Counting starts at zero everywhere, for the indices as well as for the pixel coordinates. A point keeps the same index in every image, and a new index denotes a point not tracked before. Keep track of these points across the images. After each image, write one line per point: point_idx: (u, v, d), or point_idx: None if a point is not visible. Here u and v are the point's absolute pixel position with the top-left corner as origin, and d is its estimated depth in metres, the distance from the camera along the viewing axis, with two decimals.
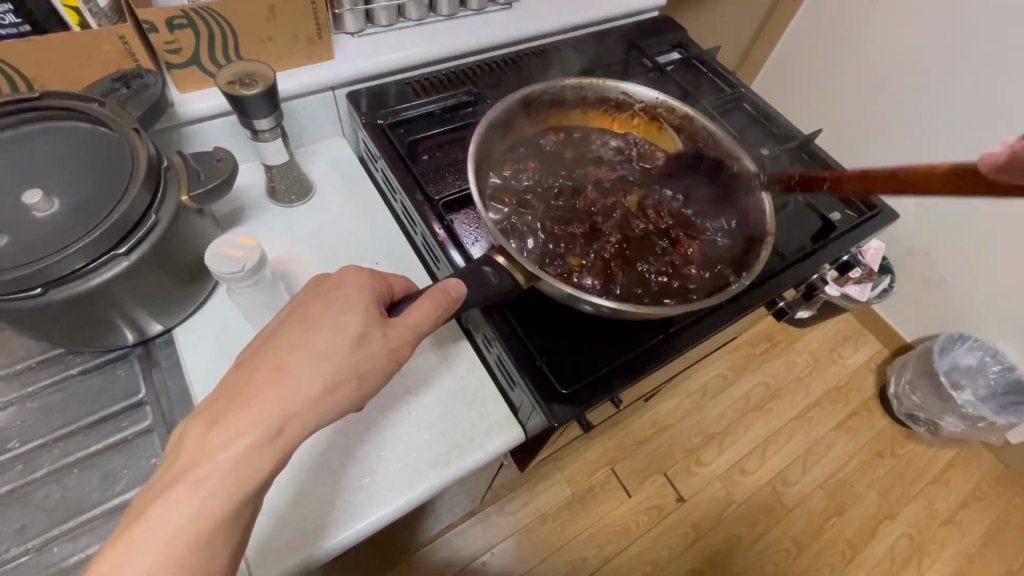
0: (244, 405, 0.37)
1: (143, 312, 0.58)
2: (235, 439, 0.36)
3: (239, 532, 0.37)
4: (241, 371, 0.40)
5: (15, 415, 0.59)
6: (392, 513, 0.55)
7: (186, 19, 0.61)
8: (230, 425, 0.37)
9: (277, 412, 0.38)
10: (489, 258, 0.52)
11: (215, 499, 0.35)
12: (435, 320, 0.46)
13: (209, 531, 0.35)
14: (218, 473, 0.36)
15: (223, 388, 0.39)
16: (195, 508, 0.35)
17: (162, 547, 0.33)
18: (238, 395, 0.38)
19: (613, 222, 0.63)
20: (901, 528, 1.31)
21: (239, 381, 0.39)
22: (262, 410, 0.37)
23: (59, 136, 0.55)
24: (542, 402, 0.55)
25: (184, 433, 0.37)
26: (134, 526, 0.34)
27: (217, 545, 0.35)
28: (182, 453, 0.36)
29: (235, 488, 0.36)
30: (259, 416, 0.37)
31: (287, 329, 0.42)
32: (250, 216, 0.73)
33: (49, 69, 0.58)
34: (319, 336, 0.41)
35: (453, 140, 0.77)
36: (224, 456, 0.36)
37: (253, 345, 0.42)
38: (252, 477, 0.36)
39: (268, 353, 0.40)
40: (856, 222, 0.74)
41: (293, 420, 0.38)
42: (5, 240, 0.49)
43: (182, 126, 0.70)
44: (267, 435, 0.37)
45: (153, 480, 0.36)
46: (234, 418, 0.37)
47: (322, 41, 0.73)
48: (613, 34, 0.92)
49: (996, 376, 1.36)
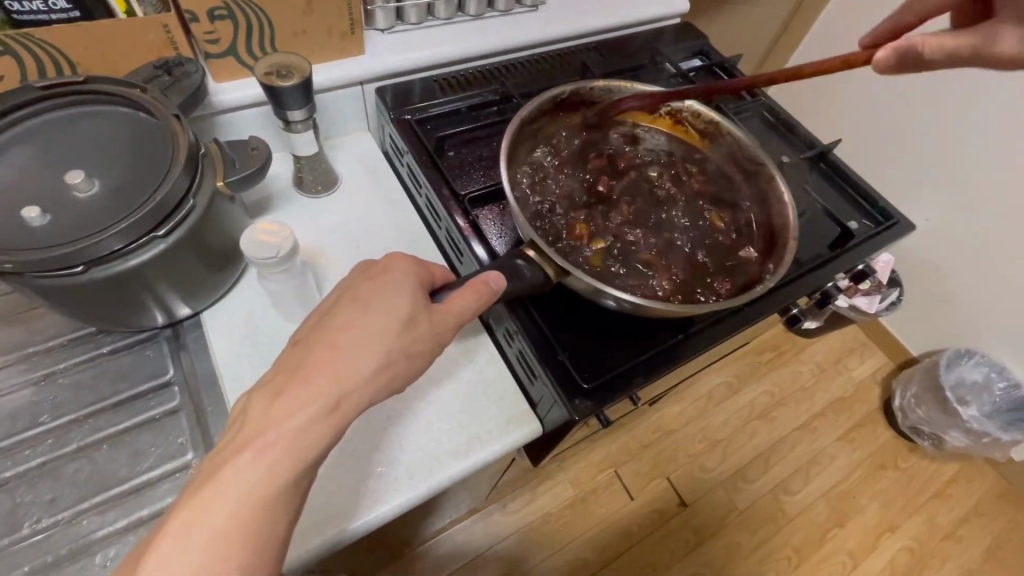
0: (306, 379, 0.39)
1: (174, 295, 0.60)
2: (297, 411, 0.38)
3: (296, 505, 0.38)
4: (298, 348, 0.42)
5: (46, 391, 0.61)
6: (414, 500, 0.56)
7: (227, 10, 0.63)
8: (292, 398, 0.38)
9: (323, 395, 0.39)
10: (521, 252, 0.54)
11: (281, 468, 0.37)
12: (475, 310, 0.47)
13: (270, 502, 0.36)
14: (282, 443, 0.37)
15: (283, 364, 0.41)
16: (262, 475, 0.36)
17: (231, 512, 0.35)
18: (287, 380, 0.39)
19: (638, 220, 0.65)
20: (902, 541, 1.32)
21: (287, 366, 0.41)
22: (323, 385, 0.39)
23: (102, 120, 0.57)
24: (563, 396, 0.56)
25: (248, 405, 0.39)
26: (206, 490, 0.35)
27: (281, 512, 0.37)
28: (246, 423, 0.38)
29: (294, 459, 0.37)
30: (319, 391, 0.39)
31: (337, 312, 0.43)
32: (277, 206, 0.74)
33: (95, 55, 0.60)
34: (362, 323, 0.42)
35: (479, 138, 0.78)
36: (286, 428, 0.37)
37: (301, 329, 0.44)
38: (308, 451, 0.38)
39: (320, 332, 0.42)
40: (873, 232, 0.75)
41: (348, 396, 0.40)
42: (48, 220, 0.50)
43: (216, 115, 0.72)
44: (327, 408, 0.39)
45: (217, 449, 0.38)
46: (296, 390, 0.39)
47: (354, 36, 0.74)
48: (636, 40, 0.93)
49: (1001, 394, 1.36)
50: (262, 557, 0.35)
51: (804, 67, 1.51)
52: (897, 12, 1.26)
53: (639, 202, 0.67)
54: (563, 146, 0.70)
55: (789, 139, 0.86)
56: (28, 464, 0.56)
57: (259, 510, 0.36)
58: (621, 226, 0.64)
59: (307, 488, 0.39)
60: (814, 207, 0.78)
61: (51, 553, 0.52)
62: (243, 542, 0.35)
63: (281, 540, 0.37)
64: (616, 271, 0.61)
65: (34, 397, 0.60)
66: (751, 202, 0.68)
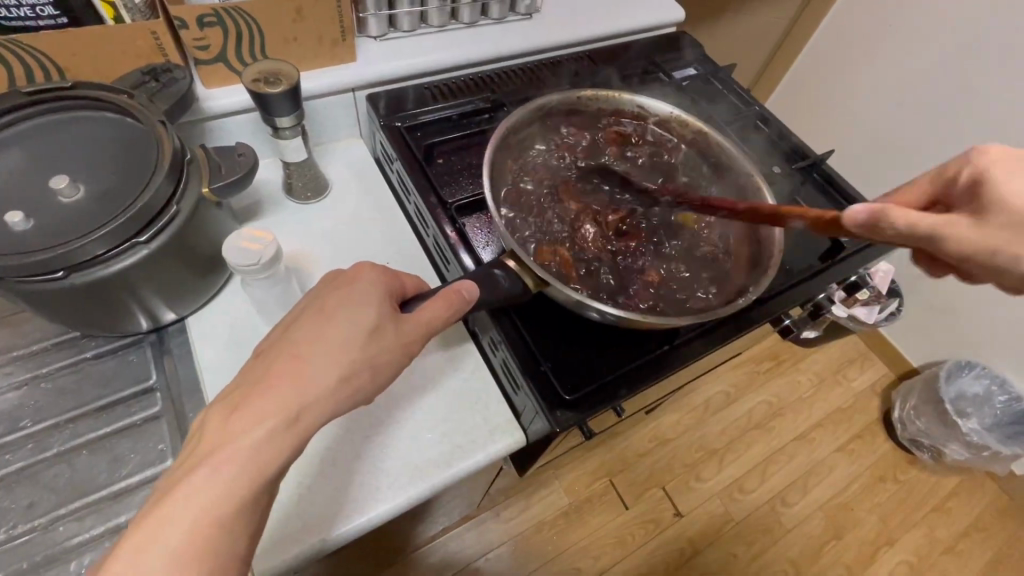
0: (267, 390, 0.39)
1: (159, 300, 0.60)
2: (258, 424, 0.38)
3: (255, 517, 0.38)
4: (262, 358, 0.42)
5: (28, 395, 0.61)
6: (393, 510, 0.55)
7: (216, 17, 0.63)
8: (251, 409, 0.38)
9: (287, 406, 0.39)
10: (500, 262, 0.54)
11: (239, 483, 0.36)
12: (447, 319, 0.47)
13: (228, 514, 0.36)
14: (241, 456, 0.37)
15: (244, 375, 0.41)
16: (221, 489, 0.36)
17: (186, 528, 0.35)
18: (250, 393, 0.39)
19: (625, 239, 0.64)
20: (901, 554, 1.30)
21: (257, 373, 0.41)
22: (283, 397, 0.39)
23: (88, 126, 0.57)
24: (545, 408, 0.56)
25: (208, 416, 0.39)
26: (161, 505, 0.35)
27: (239, 525, 0.37)
28: (206, 433, 0.38)
29: (252, 472, 0.37)
30: (279, 404, 0.38)
31: (303, 322, 0.43)
32: (266, 211, 0.74)
33: (83, 61, 0.60)
34: (336, 329, 0.42)
35: (469, 145, 0.78)
36: (245, 441, 0.37)
37: (271, 334, 0.44)
38: (270, 463, 0.38)
39: (283, 343, 0.42)
40: (866, 243, 0.75)
41: (311, 409, 0.39)
42: (32, 224, 0.51)
43: (206, 121, 0.72)
44: (287, 421, 0.38)
45: (176, 461, 0.38)
46: (256, 403, 0.38)
47: (345, 43, 0.74)
48: (631, 48, 0.93)
49: (1002, 407, 1.34)
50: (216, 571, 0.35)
51: (804, 76, 1.51)
52: (898, 23, 1.25)
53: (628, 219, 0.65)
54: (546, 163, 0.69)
55: (783, 148, 0.85)
56: (9, 468, 0.56)
57: (214, 524, 0.35)
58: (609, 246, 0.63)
59: (267, 501, 0.39)
60: None
61: (26, 560, 0.52)
62: (197, 556, 0.34)
63: (239, 554, 0.37)
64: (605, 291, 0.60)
65: (18, 401, 0.60)
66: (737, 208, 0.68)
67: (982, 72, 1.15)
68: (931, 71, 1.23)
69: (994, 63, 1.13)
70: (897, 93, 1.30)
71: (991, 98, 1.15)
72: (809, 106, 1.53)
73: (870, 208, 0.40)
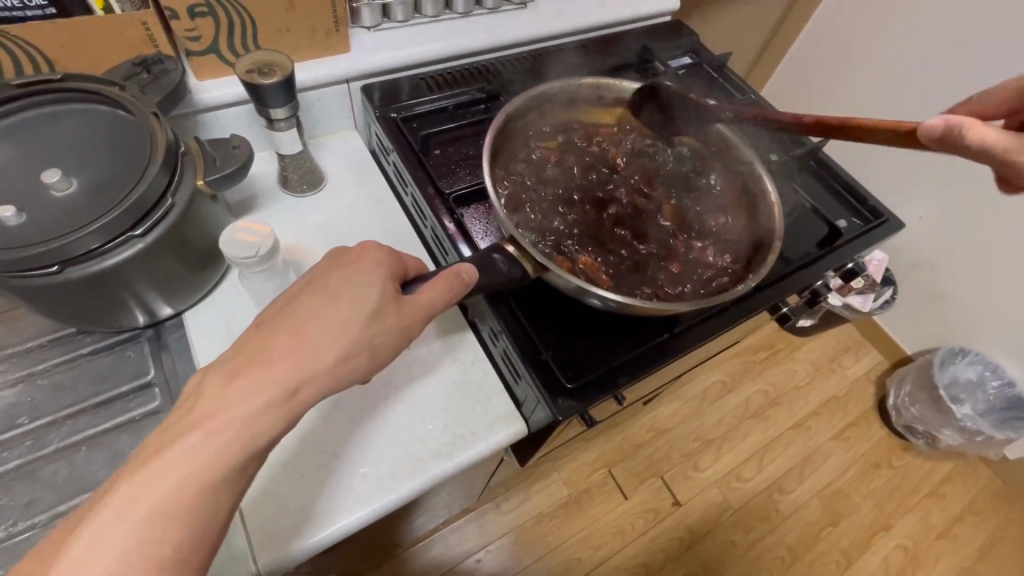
0: (265, 362, 0.39)
1: (155, 295, 0.59)
2: (253, 397, 0.37)
3: (241, 488, 0.38)
4: (262, 329, 0.41)
5: (24, 393, 0.60)
6: (394, 502, 0.55)
7: (207, 7, 0.62)
8: (248, 382, 0.38)
9: (288, 378, 0.39)
10: (499, 247, 0.54)
11: (231, 450, 0.36)
12: (447, 302, 0.47)
13: (217, 480, 0.36)
14: (234, 424, 0.37)
15: (244, 345, 0.41)
16: (212, 456, 0.36)
17: (172, 490, 0.34)
18: (243, 370, 0.38)
19: (634, 233, 0.64)
20: (896, 540, 1.31)
21: (257, 339, 0.40)
22: (280, 372, 0.38)
23: (80, 118, 0.56)
24: (546, 396, 0.56)
25: (203, 385, 0.38)
26: (150, 465, 0.35)
27: (226, 491, 0.36)
28: (200, 403, 0.37)
29: (244, 442, 0.37)
30: (276, 378, 0.38)
31: (305, 298, 0.43)
32: (261, 205, 0.74)
33: (72, 52, 0.59)
34: (338, 308, 0.42)
35: (466, 136, 0.78)
36: (241, 412, 0.37)
37: (273, 306, 0.44)
38: (264, 434, 0.38)
39: (286, 317, 0.41)
40: (862, 231, 0.75)
41: (309, 382, 0.39)
42: (25, 218, 0.50)
43: (199, 113, 0.71)
44: (285, 394, 0.38)
45: (167, 422, 0.37)
46: (254, 374, 0.38)
47: (339, 33, 0.73)
48: (627, 37, 0.92)
49: (996, 392, 1.36)
50: (198, 536, 0.35)
51: (799, 65, 1.51)
52: (890, 11, 1.26)
53: (638, 213, 0.65)
54: (550, 159, 0.68)
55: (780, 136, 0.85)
56: (7, 465, 0.56)
57: (201, 492, 0.35)
58: (621, 240, 0.63)
59: (255, 473, 0.39)
60: (801, 205, 0.78)
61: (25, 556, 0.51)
62: (178, 518, 0.34)
63: (221, 523, 0.36)
64: (630, 287, 0.60)
65: (13, 399, 0.60)
66: (733, 192, 0.69)
67: (978, 61, 1.15)
68: (922, 58, 1.24)
69: (984, 51, 1.14)
70: (891, 80, 1.31)
71: (982, 85, 1.16)
72: (804, 95, 1.53)
73: (949, 121, 0.39)
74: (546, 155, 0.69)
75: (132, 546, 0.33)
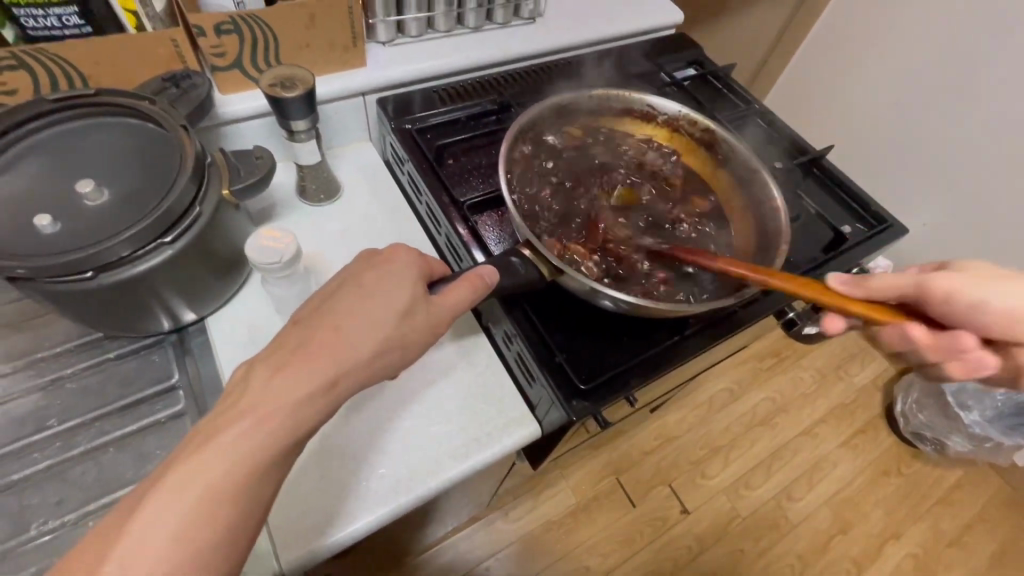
0: (303, 356, 0.41)
1: (180, 300, 0.61)
2: (294, 389, 0.39)
3: (281, 477, 0.39)
4: (299, 327, 0.43)
5: (52, 396, 0.62)
6: (413, 500, 0.56)
7: (233, 25, 0.65)
8: (288, 375, 0.40)
9: (324, 372, 0.40)
10: (516, 251, 0.55)
11: (275, 439, 0.38)
12: (469, 303, 0.49)
13: (262, 469, 0.37)
14: (280, 414, 0.38)
15: (281, 342, 0.42)
16: (257, 445, 0.37)
17: (221, 477, 0.36)
18: (282, 365, 0.40)
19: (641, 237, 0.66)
20: (905, 549, 1.31)
21: (296, 336, 0.42)
22: (317, 365, 0.40)
23: (111, 130, 0.59)
24: (561, 397, 0.57)
25: (245, 378, 0.40)
26: (198, 452, 0.36)
27: (268, 479, 0.38)
28: (242, 396, 0.39)
29: (286, 434, 0.39)
30: (314, 371, 0.40)
31: (339, 297, 0.45)
32: (281, 213, 0.76)
33: (105, 69, 0.62)
34: (367, 308, 0.43)
35: (479, 146, 0.80)
36: (283, 403, 0.39)
37: (307, 306, 0.45)
38: (302, 424, 0.39)
39: (320, 316, 0.43)
40: (867, 236, 0.77)
41: (345, 376, 0.41)
42: (59, 227, 0.52)
43: (221, 126, 0.74)
44: (324, 387, 0.40)
45: (212, 413, 0.39)
46: (294, 367, 0.40)
47: (356, 48, 0.76)
48: (633, 50, 0.95)
49: (1004, 399, 1.26)
50: (245, 520, 0.37)
51: (801, 76, 1.54)
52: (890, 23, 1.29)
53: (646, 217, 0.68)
54: (562, 166, 0.71)
55: (784, 144, 0.87)
56: (38, 466, 0.57)
57: (249, 478, 0.37)
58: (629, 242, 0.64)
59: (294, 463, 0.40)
60: (806, 212, 0.79)
61: (58, 552, 0.53)
62: (228, 503, 0.36)
63: (263, 509, 0.38)
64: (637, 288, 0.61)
65: (42, 402, 0.62)
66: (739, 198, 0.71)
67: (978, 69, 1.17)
68: (923, 68, 1.26)
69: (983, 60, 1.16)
70: (892, 90, 1.34)
71: (984, 93, 1.18)
72: (806, 105, 1.55)
73: None
74: (558, 162, 0.71)
75: (183, 527, 0.34)
